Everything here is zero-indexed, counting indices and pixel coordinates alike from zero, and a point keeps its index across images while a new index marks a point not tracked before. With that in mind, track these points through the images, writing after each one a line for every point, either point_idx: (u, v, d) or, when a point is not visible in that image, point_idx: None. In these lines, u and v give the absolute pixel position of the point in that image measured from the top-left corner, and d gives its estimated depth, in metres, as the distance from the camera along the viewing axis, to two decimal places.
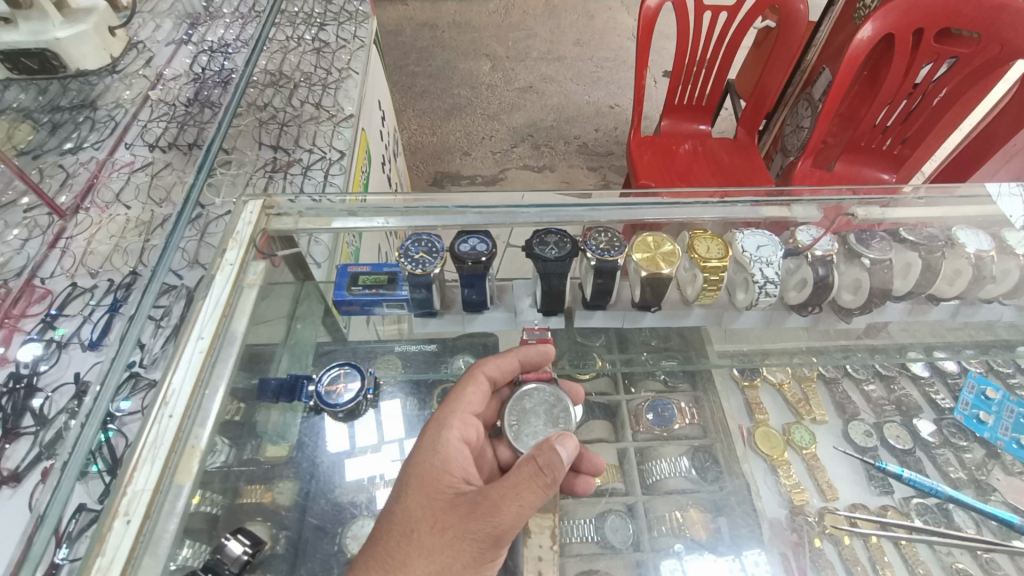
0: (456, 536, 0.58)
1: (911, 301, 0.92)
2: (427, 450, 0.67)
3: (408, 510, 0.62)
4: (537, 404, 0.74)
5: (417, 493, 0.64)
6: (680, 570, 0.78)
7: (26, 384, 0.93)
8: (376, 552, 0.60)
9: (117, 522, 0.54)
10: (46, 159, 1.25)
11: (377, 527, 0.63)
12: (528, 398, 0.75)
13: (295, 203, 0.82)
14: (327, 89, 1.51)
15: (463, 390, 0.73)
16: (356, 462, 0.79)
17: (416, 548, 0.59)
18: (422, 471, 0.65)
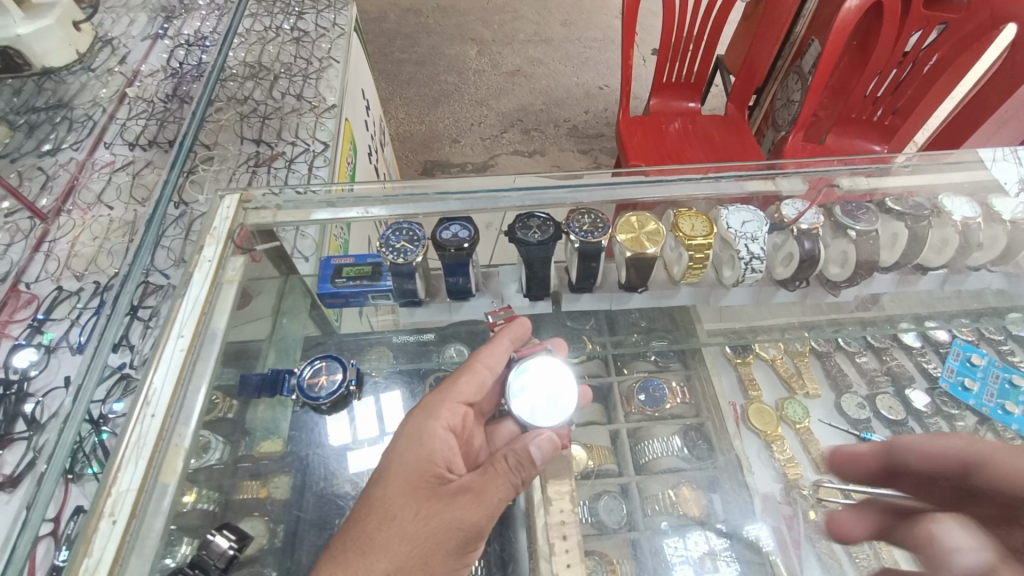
0: (436, 524, 0.60)
1: (898, 271, 0.92)
2: (412, 437, 0.67)
3: (390, 497, 0.62)
4: (536, 376, 0.73)
5: (400, 480, 0.63)
6: (682, 546, 0.78)
7: (17, 390, 0.93)
8: (353, 534, 0.61)
9: (103, 523, 0.54)
10: (24, 162, 1.23)
11: (355, 511, 0.63)
12: (526, 373, 0.73)
13: (274, 196, 0.82)
14: (308, 79, 1.48)
15: (457, 380, 0.73)
16: (357, 454, 0.79)
17: (397, 535, 0.59)
18: (409, 458, 0.65)
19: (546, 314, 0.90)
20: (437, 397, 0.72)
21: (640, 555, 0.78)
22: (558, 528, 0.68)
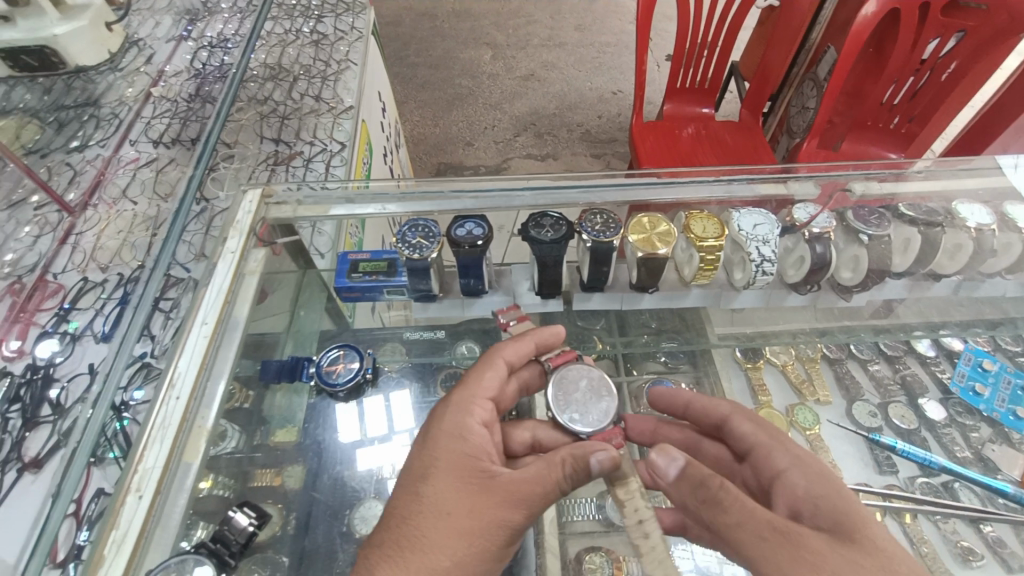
0: (496, 522, 0.60)
1: (910, 277, 0.92)
2: (452, 433, 0.65)
3: (439, 494, 0.60)
4: (576, 384, 0.73)
5: (448, 476, 0.62)
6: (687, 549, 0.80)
7: (43, 376, 0.96)
8: (403, 534, 0.58)
9: (129, 498, 0.57)
10: (53, 158, 1.27)
11: (401, 507, 0.60)
12: (567, 381, 0.73)
13: (294, 191, 0.84)
14: (327, 81, 1.52)
15: (483, 375, 0.71)
16: (367, 452, 0.80)
17: (453, 533, 0.58)
18: (452, 455, 0.63)
19: (557, 313, 0.91)
20: (465, 395, 0.70)
21: None
22: (638, 527, 0.61)
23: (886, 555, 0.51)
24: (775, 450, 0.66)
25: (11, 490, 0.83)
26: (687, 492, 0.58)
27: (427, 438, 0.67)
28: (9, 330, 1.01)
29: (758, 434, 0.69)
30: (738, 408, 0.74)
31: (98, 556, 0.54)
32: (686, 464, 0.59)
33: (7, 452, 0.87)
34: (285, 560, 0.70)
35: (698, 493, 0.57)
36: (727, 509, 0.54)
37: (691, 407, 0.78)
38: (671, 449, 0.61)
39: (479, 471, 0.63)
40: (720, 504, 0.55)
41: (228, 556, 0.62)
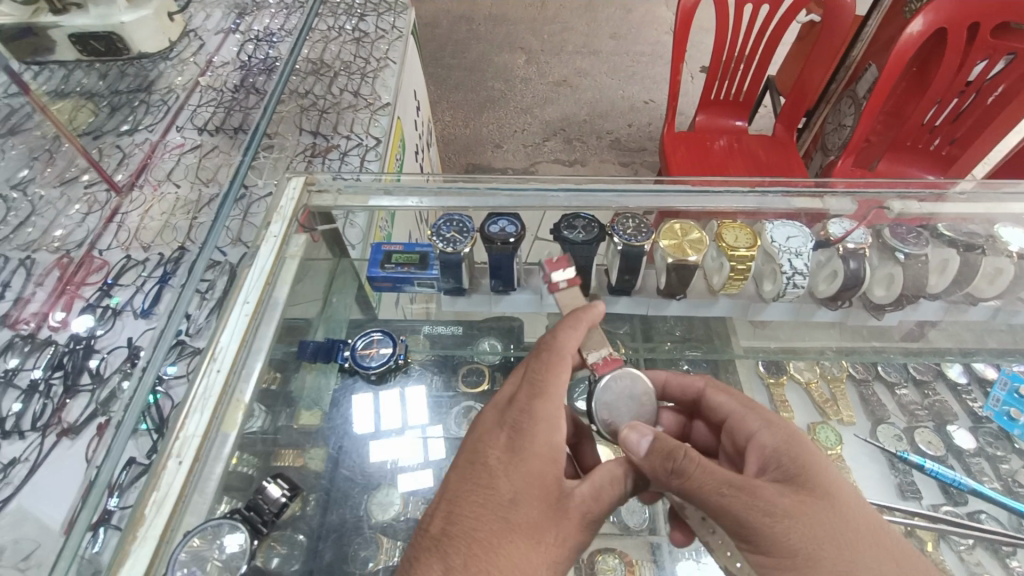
0: (578, 541, 0.60)
1: (948, 299, 0.90)
2: (541, 453, 0.60)
3: (530, 521, 0.57)
4: (620, 394, 0.70)
5: (538, 502, 0.58)
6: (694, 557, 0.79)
7: (85, 346, 1.00)
8: (490, 560, 0.55)
9: (170, 462, 0.60)
10: (105, 140, 1.33)
11: (488, 533, 0.56)
12: (608, 391, 0.70)
13: (335, 181, 0.87)
14: (366, 78, 1.55)
15: (560, 380, 0.65)
16: (379, 445, 0.81)
17: (543, 560, 0.56)
18: (542, 478, 0.59)
19: None
20: (545, 403, 0.63)
21: (661, 561, 0.79)
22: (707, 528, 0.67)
23: (834, 498, 0.55)
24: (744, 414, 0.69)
25: (49, 455, 0.87)
26: (655, 462, 0.59)
27: (504, 448, 0.61)
28: (55, 302, 1.06)
29: (732, 403, 0.71)
30: (709, 382, 0.76)
31: (139, 515, 0.58)
32: (655, 439, 0.60)
33: (47, 417, 0.91)
34: (301, 538, 0.72)
35: (666, 461, 0.58)
36: (689, 472, 0.56)
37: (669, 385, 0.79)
38: (642, 426, 0.62)
39: (560, 493, 0.60)
40: (683, 467, 0.57)
41: (261, 523, 0.64)
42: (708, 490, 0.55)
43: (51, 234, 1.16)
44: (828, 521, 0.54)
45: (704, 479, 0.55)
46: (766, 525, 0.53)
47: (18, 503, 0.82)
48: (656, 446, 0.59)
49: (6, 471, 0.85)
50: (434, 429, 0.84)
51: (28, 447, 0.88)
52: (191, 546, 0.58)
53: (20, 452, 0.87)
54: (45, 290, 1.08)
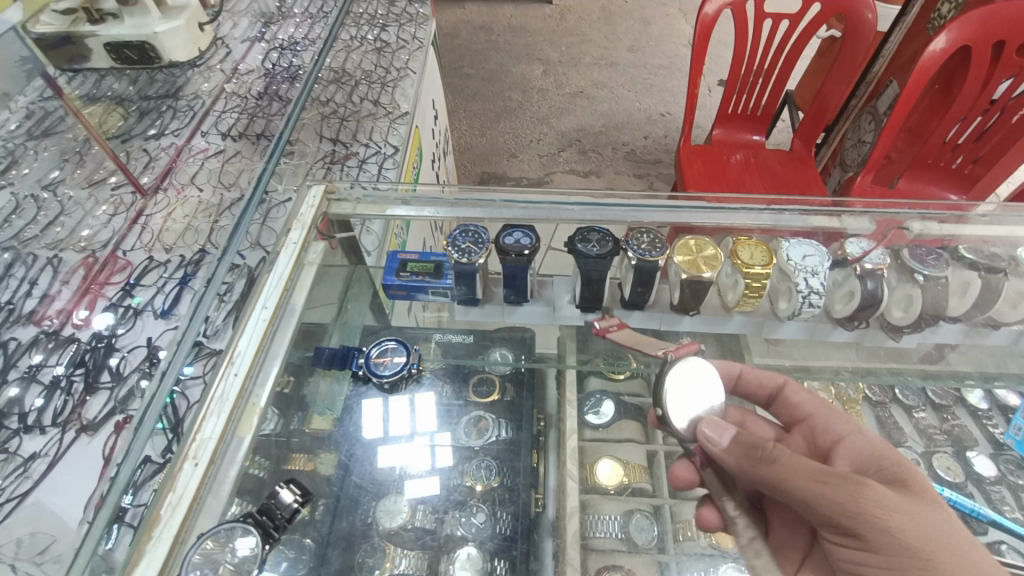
0: None
1: (968, 322, 0.88)
2: None
3: None
4: (688, 379, 0.68)
5: None
6: None
7: (106, 344, 1.03)
8: None
9: (186, 464, 0.61)
10: (133, 143, 1.37)
11: None
12: (677, 376, 0.68)
13: (354, 190, 0.89)
14: (386, 87, 1.58)
15: None
16: (388, 450, 0.81)
17: None
18: None
19: None
20: None
21: None
22: (750, 544, 0.65)
23: (937, 505, 0.55)
24: (828, 422, 0.73)
25: (68, 451, 0.89)
26: (738, 455, 0.58)
27: None
28: (79, 300, 1.09)
29: (815, 405, 0.76)
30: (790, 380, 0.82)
31: (155, 515, 0.59)
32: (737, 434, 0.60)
33: (68, 413, 0.93)
34: (309, 542, 0.72)
35: (750, 451, 0.58)
36: (784, 462, 0.55)
37: (742, 376, 0.82)
38: (719, 423, 0.63)
39: None
40: (775, 458, 0.56)
41: (272, 528, 0.64)
42: (804, 478, 0.54)
43: (78, 234, 1.20)
44: (936, 526, 0.53)
45: (800, 467, 0.55)
46: (875, 518, 0.52)
47: (36, 497, 0.84)
48: (739, 438, 0.59)
49: (26, 466, 0.87)
50: (443, 437, 0.84)
51: (49, 442, 0.90)
52: (204, 549, 0.58)
53: (40, 447, 0.89)
54: (70, 288, 1.11)
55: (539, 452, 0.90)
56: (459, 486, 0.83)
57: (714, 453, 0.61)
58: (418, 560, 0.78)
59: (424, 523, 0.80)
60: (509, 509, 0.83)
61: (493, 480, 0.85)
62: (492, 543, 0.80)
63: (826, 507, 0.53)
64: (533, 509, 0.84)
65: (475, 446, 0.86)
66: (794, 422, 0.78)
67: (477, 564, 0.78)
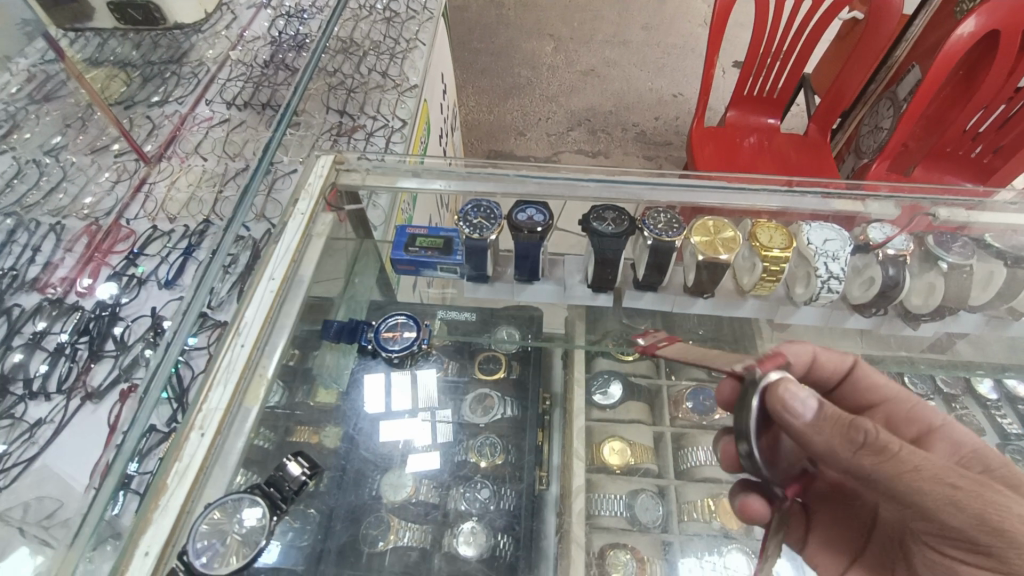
0: None
1: (989, 312, 0.86)
2: None
3: None
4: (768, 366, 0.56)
5: None
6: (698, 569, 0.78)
7: (110, 313, 1.02)
8: None
9: (193, 433, 0.61)
10: (136, 110, 1.35)
11: None
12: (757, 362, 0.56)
13: (364, 161, 0.86)
14: (394, 58, 1.54)
15: None
16: (389, 425, 0.81)
17: None
18: None
19: (606, 309, 0.90)
20: None
21: (672, 558, 0.79)
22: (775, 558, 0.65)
23: None
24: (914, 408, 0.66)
25: (73, 417, 0.89)
26: (834, 434, 0.47)
27: None
28: (83, 268, 1.08)
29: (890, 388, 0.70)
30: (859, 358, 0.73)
31: (161, 484, 0.59)
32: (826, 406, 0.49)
33: (72, 380, 0.93)
34: (313, 512, 0.72)
35: (849, 433, 0.47)
36: (904, 457, 0.45)
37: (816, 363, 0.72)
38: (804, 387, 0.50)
39: None
40: (888, 448, 0.46)
41: (279, 499, 0.63)
42: (922, 478, 0.45)
43: (81, 201, 1.19)
44: None
45: (925, 468, 0.45)
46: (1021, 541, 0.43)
47: (42, 462, 0.84)
48: (830, 414, 0.48)
49: (32, 431, 0.87)
50: (444, 413, 0.84)
51: (53, 409, 0.90)
52: (211, 519, 0.59)
53: (45, 414, 0.89)
54: (74, 256, 1.10)
55: (545, 431, 0.90)
56: (464, 462, 0.83)
57: (797, 428, 0.49)
58: (421, 533, 0.77)
59: (429, 497, 0.80)
60: (514, 487, 0.83)
61: (499, 457, 0.85)
62: (499, 520, 0.80)
63: (957, 519, 0.44)
64: (539, 487, 0.84)
65: (480, 424, 0.85)
66: (864, 405, 0.70)
67: (481, 542, 0.78)
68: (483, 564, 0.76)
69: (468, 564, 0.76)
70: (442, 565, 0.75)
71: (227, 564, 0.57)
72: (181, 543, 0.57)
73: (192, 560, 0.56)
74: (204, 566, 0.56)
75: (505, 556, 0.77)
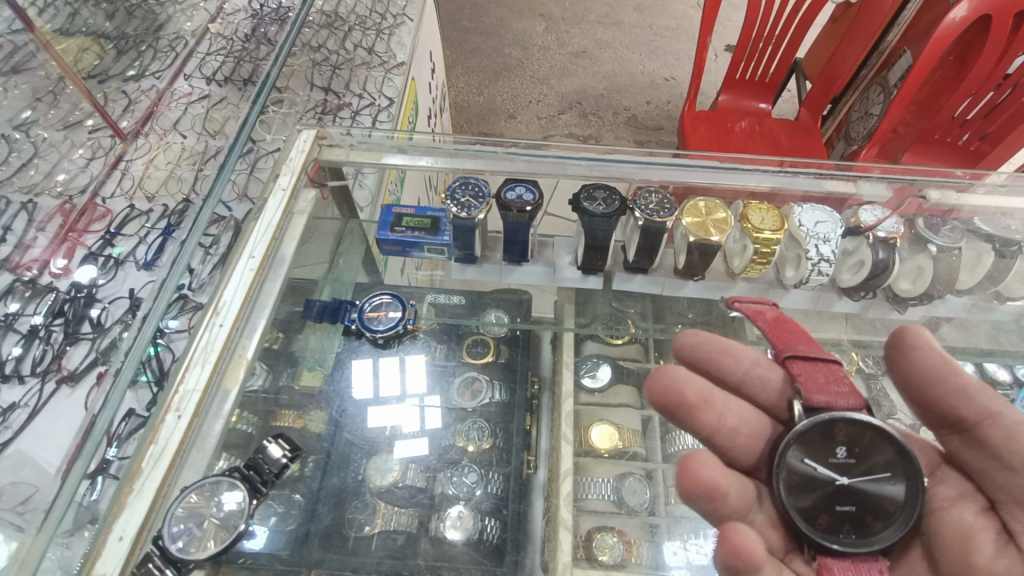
0: None
1: (976, 295, 0.86)
2: None
3: None
4: (852, 434, 0.58)
5: None
6: (683, 553, 0.78)
7: (86, 295, 0.99)
8: None
9: (169, 416, 0.60)
10: (110, 84, 1.29)
11: None
12: (842, 423, 0.58)
13: (348, 136, 0.84)
14: (381, 34, 1.49)
15: None
16: (380, 410, 0.80)
17: None
18: None
19: (595, 291, 0.89)
20: None
21: (658, 539, 0.79)
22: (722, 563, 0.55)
23: None
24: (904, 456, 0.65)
25: (48, 402, 0.86)
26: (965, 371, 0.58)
27: None
28: (58, 248, 1.04)
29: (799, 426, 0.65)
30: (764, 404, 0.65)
31: (136, 468, 0.58)
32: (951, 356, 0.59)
33: (47, 363, 0.90)
34: (298, 497, 0.72)
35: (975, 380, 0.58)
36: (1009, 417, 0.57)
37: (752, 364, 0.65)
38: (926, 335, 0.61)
39: None
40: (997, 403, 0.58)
41: (260, 483, 0.64)
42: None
43: (54, 178, 1.14)
44: None
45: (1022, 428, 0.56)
46: None
47: (18, 446, 0.81)
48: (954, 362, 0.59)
49: (5, 416, 0.85)
50: (432, 399, 0.82)
51: (28, 393, 0.87)
52: (188, 502, 0.58)
53: (19, 398, 0.86)
54: (47, 236, 1.06)
55: (534, 415, 0.89)
56: (451, 447, 0.81)
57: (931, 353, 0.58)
58: (408, 517, 0.77)
59: (415, 480, 0.78)
60: (502, 470, 0.83)
61: (486, 442, 0.83)
62: (486, 503, 0.79)
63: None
64: (526, 470, 0.84)
65: (468, 408, 0.84)
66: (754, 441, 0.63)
67: (468, 526, 0.77)
68: (471, 550, 0.76)
69: (454, 547, 0.76)
70: (428, 549, 0.75)
71: (204, 548, 0.58)
72: (157, 527, 0.56)
73: (167, 545, 0.56)
74: (180, 552, 0.56)
75: (491, 540, 0.77)
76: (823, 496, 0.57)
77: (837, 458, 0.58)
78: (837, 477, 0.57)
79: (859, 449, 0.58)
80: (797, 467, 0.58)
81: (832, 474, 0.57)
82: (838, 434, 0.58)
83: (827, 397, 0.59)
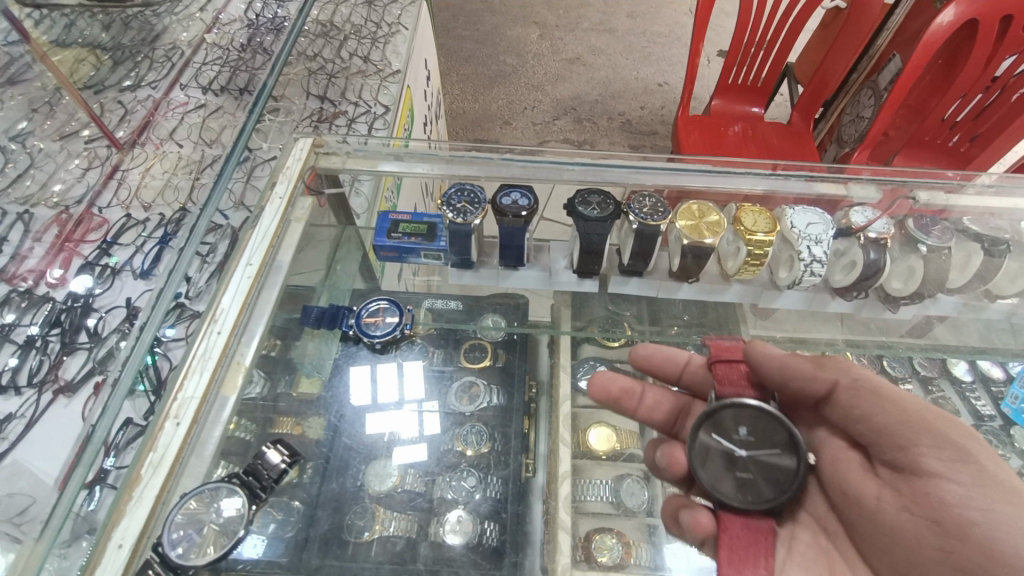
0: None
1: (968, 294, 0.87)
2: None
3: None
4: (755, 418, 0.64)
5: None
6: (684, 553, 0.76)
7: (83, 304, 0.99)
8: None
9: (168, 423, 0.60)
10: (106, 94, 1.30)
11: None
12: (746, 410, 0.64)
13: (345, 144, 0.85)
14: (376, 43, 1.50)
15: None
16: (377, 416, 0.79)
17: None
18: None
19: (591, 295, 0.90)
20: None
21: (657, 541, 0.78)
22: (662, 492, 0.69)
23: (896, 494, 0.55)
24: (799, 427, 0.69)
25: (44, 412, 0.86)
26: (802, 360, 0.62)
27: None
28: (54, 258, 1.04)
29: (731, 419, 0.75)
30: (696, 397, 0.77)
31: (135, 475, 0.58)
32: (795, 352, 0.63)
33: (44, 373, 0.90)
34: (297, 504, 0.71)
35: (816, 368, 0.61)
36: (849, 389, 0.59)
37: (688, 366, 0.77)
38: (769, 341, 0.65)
39: None
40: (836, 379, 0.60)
41: (259, 489, 0.63)
42: (892, 449, 0.55)
43: (50, 188, 1.14)
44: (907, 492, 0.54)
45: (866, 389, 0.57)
46: (912, 451, 0.53)
47: (13, 457, 0.81)
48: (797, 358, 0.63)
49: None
50: (431, 404, 0.82)
51: (24, 403, 0.87)
52: (187, 509, 0.58)
53: (15, 408, 0.86)
54: (43, 246, 1.06)
55: (531, 418, 0.89)
56: (449, 451, 0.81)
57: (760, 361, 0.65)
58: (407, 522, 0.77)
59: (414, 486, 0.78)
60: (500, 473, 0.83)
61: (485, 446, 0.83)
62: (485, 507, 0.80)
63: (884, 425, 0.55)
64: (524, 474, 0.84)
65: (465, 412, 0.84)
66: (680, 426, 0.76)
67: (468, 531, 0.77)
68: (471, 554, 0.76)
69: (454, 552, 0.76)
70: (428, 554, 0.75)
71: (204, 554, 0.58)
72: (156, 535, 0.57)
73: (166, 551, 0.56)
74: (180, 558, 0.56)
75: (491, 543, 0.77)
76: (724, 464, 0.63)
77: (740, 435, 0.64)
78: (737, 449, 0.63)
79: (761, 432, 0.64)
80: (705, 441, 0.65)
81: (735, 447, 0.64)
82: (744, 417, 0.64)
83: (736, 391, 0.66)
